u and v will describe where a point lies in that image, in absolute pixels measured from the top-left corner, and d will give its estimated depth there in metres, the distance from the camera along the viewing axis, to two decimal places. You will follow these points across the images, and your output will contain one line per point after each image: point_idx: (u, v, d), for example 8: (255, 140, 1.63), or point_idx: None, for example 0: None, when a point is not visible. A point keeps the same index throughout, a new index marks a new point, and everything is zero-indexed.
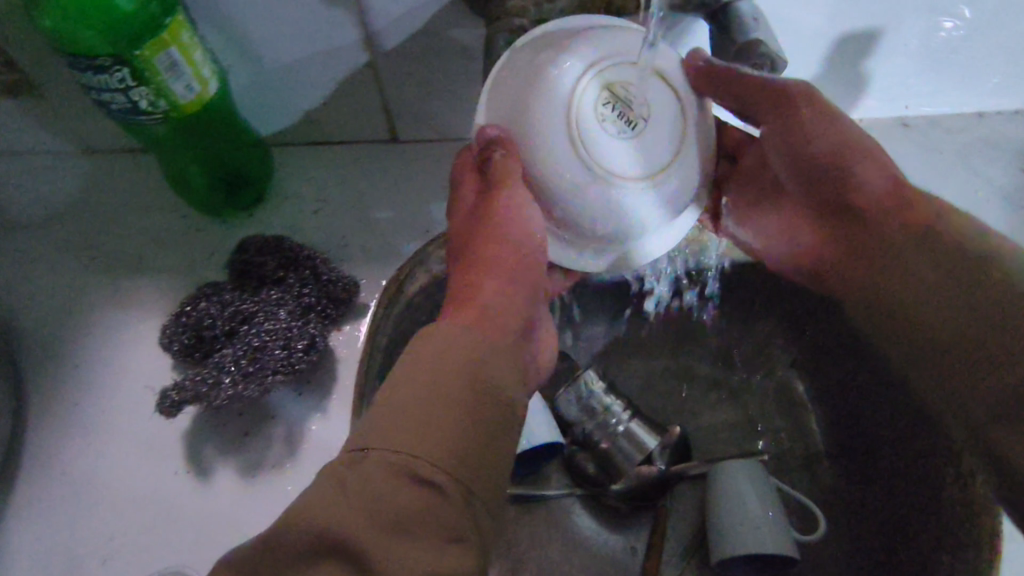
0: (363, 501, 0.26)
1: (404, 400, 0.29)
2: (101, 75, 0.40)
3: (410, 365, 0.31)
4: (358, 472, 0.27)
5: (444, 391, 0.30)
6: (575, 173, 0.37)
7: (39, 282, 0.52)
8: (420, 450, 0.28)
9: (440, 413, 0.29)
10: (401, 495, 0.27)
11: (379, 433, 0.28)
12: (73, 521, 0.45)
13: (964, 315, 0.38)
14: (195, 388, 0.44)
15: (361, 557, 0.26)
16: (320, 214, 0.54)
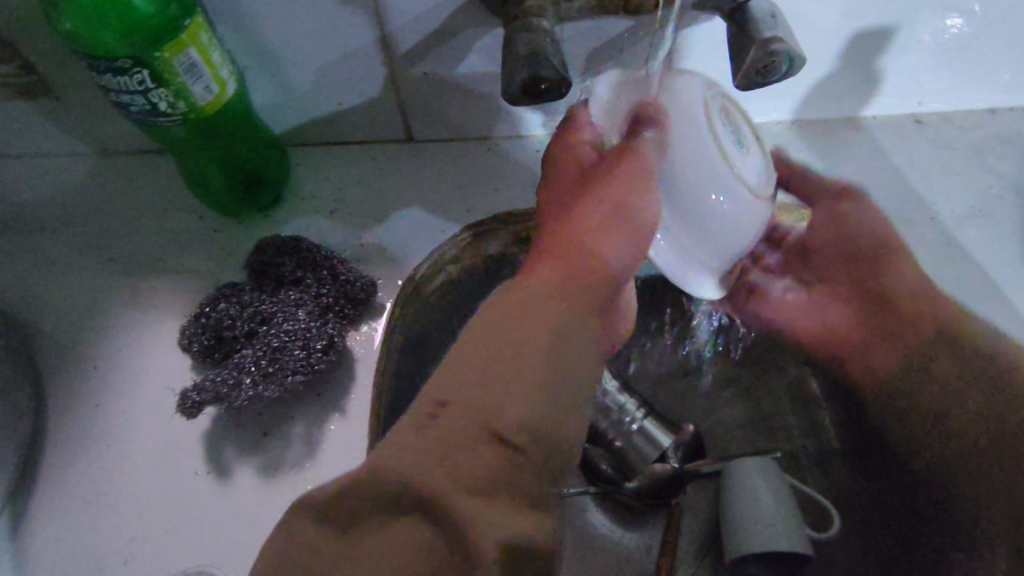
0: (451, 463, 0.27)
1: (481, 360, 0.30)
2: (121, 77, 0.40)
3: (490, 321, 0.31)
4: (442, 428, 0.28)
5: (515, 349, 0.30)
6: (717, 166, 0.40)
7: (57, 284, 0.53)
8: (503, 410, 0.28)
9: (515, 368, 0.29)
10: (478, 456, 0.28)
11: (463, 388, 0.29)
12: (95, 521, 0.45)
13: (957, 384, 0.54)
14: (216, 389, 0.44)
15: (440, 517, 0.27)
16: (335, 215, 0.54)
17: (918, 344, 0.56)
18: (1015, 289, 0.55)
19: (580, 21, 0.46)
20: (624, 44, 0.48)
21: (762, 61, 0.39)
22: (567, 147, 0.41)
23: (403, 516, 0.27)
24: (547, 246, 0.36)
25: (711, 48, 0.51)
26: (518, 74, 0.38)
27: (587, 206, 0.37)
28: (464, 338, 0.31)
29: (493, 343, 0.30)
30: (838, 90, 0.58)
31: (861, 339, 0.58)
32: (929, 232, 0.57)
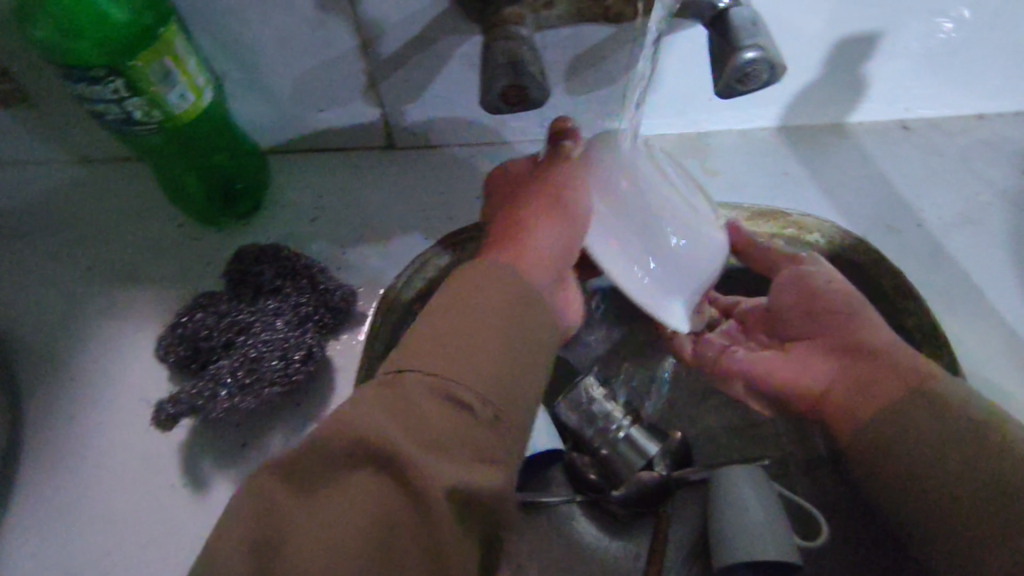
0: (408, 417, 0.28)
1: (451, 331, 0.31)
2: (94, 86, 0.40)
3: (456, 297, 0.33)
4: (401, 390, 0.29)
5: (479, 321, 0.32)
6: (676, 210, 0.44)
7: (34, 294, 0.52)
8: (459, 374, 0.30)
9: (478, 336, 0.31)
10: (436, 411, 0.28)
11: (423, 355, 0.30)
12: (70, 535, 0.45)
13: (967, 470, 0.38)
14: (192, 401, 0.44)
15: (394, 467, 0.26)
16: (317, 222, 0.54)
17: (915, 405, 0.42)
18: (1003, 295, 0.54)
19: (562, 29, 0.45)
20: (607, 51, 0.48)
21: (743, 67, 0.38)
22: (507, 169, 0.49)
23: (361, 468, 0.27)
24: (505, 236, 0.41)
25: (694, 54, 0.50)
26: (495, 83, 0.37)
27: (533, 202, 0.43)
28: (427, 320, 0.32)
29: (457, 317, 0.32)
30: (822, 96, 0.58)
31: (847, 396, 0.46)
32: (916, 237, 0.57)
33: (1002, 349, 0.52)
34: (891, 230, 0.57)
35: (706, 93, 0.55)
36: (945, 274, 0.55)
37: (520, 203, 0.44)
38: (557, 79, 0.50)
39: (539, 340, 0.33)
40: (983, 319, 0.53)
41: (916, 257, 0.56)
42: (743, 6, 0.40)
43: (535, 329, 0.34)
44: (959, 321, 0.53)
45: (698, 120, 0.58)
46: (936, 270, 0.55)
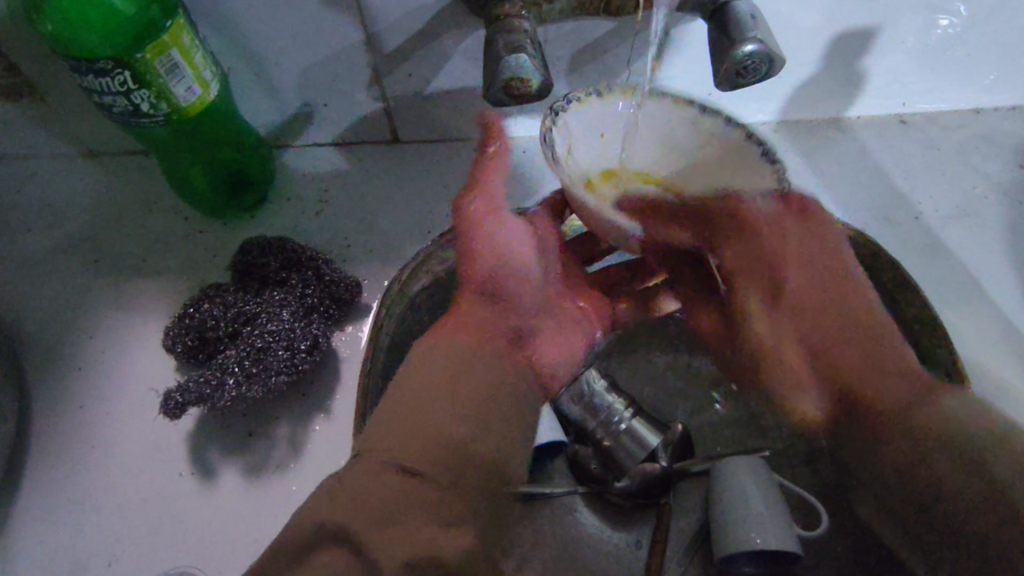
0: (362, 494, 0.31)
1: (404, 407, 0.35)
2: (103, 78, 0.40)
3: (407, 381, 0.37)
4: (354, 475, 0.32)
5: (427, 396, 0.36)
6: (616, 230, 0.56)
7: (42, 285, 0.52)
8: (407, 448, 0.33)
9: (424, 401, 0.35)
10: (386, 490, 0.31)
11: (375, 438, 0.34)
12: (79, 522, 0.45)
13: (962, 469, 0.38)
14: (199, 390, 0.44)
15: (353, 546, 0.30)
16: (321, 216, 0.54)
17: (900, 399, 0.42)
18: (999, 287, 0.55)
19: (563, 23, 0.46)
20: (608, 45, 0.49)
21: (743, 61, 0.39)
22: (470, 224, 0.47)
23: (322, 554, 0.30)
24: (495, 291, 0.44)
25: (696, 48, 0.50)
26: (498, 76, 0.38)
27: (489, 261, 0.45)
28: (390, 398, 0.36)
29: (407, 393, 0.36)
30: (822, 90, 0.58)
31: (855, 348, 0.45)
32: (914, 231, 0.57)
33: (999, 341, 0.53)
34: (889, 222, 0.58)
35: (706, 87, 0.55)
36: (942, 267, 0.56)
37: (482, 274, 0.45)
38: (560, 73, 0.51)
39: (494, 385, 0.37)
40: (978, 311, 0.54)
41: (914, 249, 0.57)
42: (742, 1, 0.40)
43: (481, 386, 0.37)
44: (955, 313, 0.54)
45: None
46: (933, 262, 0.56)
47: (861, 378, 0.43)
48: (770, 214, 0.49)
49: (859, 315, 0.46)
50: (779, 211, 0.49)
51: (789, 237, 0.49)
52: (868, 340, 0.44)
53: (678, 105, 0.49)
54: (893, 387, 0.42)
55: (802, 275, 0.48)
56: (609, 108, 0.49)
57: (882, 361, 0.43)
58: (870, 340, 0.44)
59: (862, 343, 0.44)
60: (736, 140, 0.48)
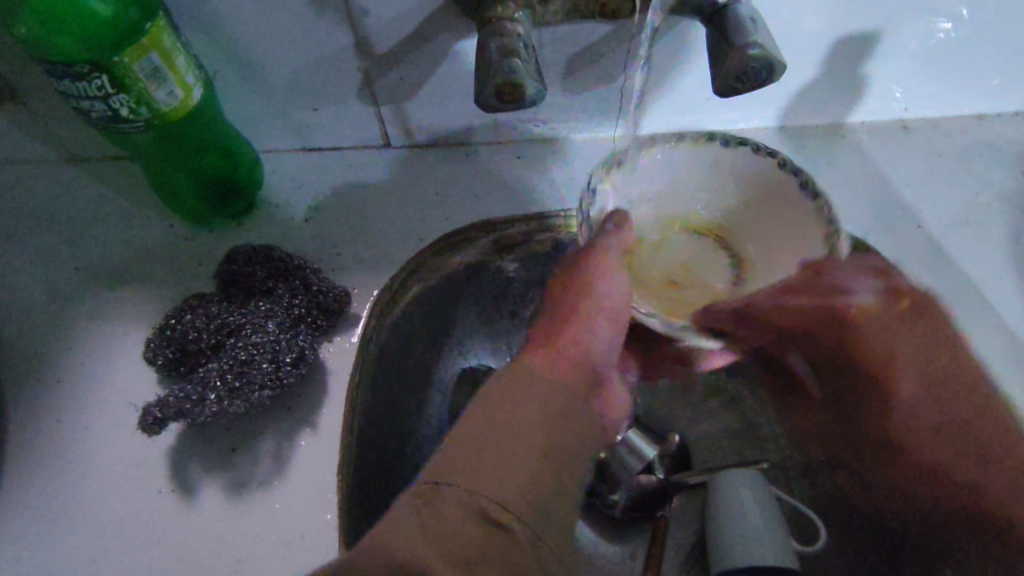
0: (437, 533, 0.26)
1: (497, 435, 0.29)
2: (80, 82, 0.39)
3: (498, 406, 0.30)
4: (434, 507, 0.27)
5: (523, 431, 0.29)
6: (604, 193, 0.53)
7: (20, 293, 0.51)
8: (491, 488, 0.27)
9: (519, 443, 0.29)
10: (469, 535, 0.26)
11: (458, 471, 0.28)
12: (54, 541, 0.44)
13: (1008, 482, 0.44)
14: (179, 404, 0.43)
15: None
16: (309, 223, 0.53)
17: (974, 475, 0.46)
18: (1002, 298, 0.54)
19: (558, 27, 0.45)
20: (604, 49, 0.47)
21: (739, 65, 0.38)
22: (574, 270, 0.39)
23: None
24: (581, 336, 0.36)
25: (692, 52, 0.49)
26: (490, 81, 0.37)
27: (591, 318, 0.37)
28: (474, 422, 0.30)
29: (503, 416, 0.30)
30: (824, 95, 0.57)
31: (919, 407, 0.48)
32: (917, 241, 0.56)
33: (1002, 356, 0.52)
34: (891, 232, 0.56)
35: (702, 93, 0.54)
36: (945, 278, 0.54)
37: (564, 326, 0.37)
38: (555, 77, 0.49)
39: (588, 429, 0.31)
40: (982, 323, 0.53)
41: (917, 259, 0.55)
42: (743, 4, 0.39)
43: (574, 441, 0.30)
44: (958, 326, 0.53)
45: (694, 121, 0.57)
46: (937, 273, 0.55)
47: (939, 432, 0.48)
48: (884, 317, 0.49)
49: (970, 437, 0.47)
50: (887, 311, 0.49)
51: (898, 337, 0.49)
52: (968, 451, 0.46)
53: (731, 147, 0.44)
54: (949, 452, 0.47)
55: (919, 382, 0.49)
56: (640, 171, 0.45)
57: (956, 463, 0.46)
58: (959, 458, 0.46)
59: (953, 441, 0.47)
60: (750, 169, 0.44)
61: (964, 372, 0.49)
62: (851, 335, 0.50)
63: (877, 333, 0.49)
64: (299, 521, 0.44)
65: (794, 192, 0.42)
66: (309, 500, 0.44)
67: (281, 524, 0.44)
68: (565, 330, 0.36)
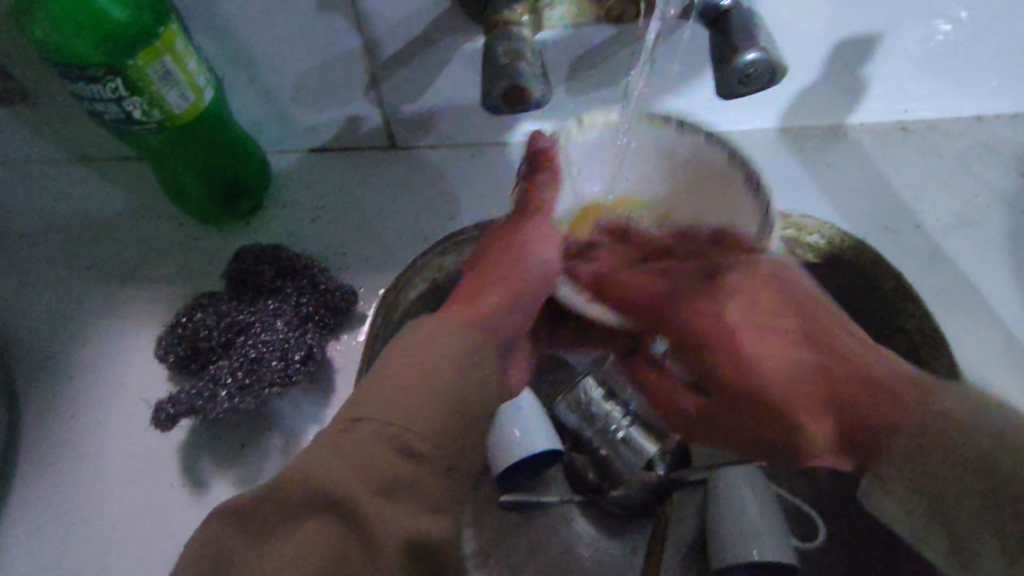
0: (362, 462, 0.29)
1: (416, 373, 0.31)
2: (94, 85, 0.40)
3: (418, 343, 0.33)
4: (356, 437, 0.29)
5: (436, 373, 0.31)
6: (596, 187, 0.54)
7: (32, 292, 0.52)
8: (407, 420, 0.30)
9: (437, 387, 0.31)
10: (387, 464, 0.29)
11: (379, 404, 0.30)
12: (69, 535, 0.45)
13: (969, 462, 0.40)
14: (191, 401, 0.44)
15: (343, 514, 0.28)
16: (317, 222, 0.54)
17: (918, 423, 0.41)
18: (998, 296, 0.55)
19: (563, 30, 0.46)
20: (608, 51, 0.48)
21: (743, 69, 0.38)
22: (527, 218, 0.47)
23: (316, 517, 0.28)
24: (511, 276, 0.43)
25: (694, 54, 0.49)
26: (497, 84, 0.38)
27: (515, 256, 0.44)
28: (394, 360, 0.32)
29: (420, 355, 0.32)
30: (824, 97, 0.58)
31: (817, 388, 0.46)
32: (915, 240, 0.57)
33: (999, 353, 0.52)
34: (890, 231, 0.57)
35: (704, 94, 0.55)
36: (943, 277, 0.55)
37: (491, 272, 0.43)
38: (559, 79, 0.50)
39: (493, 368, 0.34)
40: (978, 321, 0.54)
41: (916, 258, 0.56)
42: (749, 10, 0.40)
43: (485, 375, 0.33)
44: (956, 324, 0.53)
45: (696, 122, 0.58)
46: (934, 272, 0.56)
47: (822, 411, 0.46)
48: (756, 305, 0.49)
49: (828, 381, 0.46)
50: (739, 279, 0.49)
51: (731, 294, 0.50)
52: (824, 394, 0.46)
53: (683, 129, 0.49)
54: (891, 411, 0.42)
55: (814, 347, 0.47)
56: (601, 139, 0.51)
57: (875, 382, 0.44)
58: (879, 393, 0.43)
59: (832, 404, 0.45)
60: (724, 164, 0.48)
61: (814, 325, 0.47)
62: (722, 321, 0.50)
63: (727, 334, 0.50)
64: None
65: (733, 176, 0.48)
66: None
67: None
68: (495, 266, 0.43)
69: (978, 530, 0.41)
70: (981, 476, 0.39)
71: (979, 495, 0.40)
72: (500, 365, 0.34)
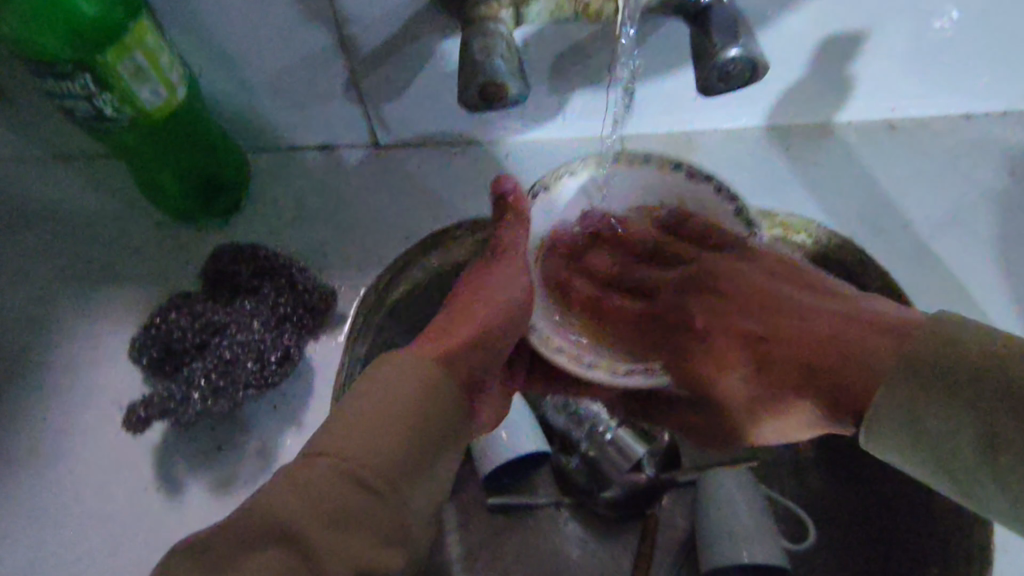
0: (315, 494, 0.28)
1: (377, 407, 0.31)
2: (63, 81, 0.39)
3: (382, 374, 0.33)
4: (311, 472, 0.29)
5: (399, 403, 0.31)
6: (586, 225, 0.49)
7: (8, 292, 0.51)
8: (364, 456, 0.29)
9: (399, 423, 0.31)
10: (341, 497, 0.28)
11: (338, 440, 0.30)
12: (42, 540, 0.44)
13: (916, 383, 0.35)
14: (164, 404, 0.43)
15: (299, 548, 0.27)
16: (298, 222, 0.53)
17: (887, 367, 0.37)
18: (987, 296, 0.54)
19: (544, 27, 0.45)
20: (590, 49, 0.47)
21: (724, 65, 0.38)
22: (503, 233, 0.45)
23: (268, 547, 0.27)
24: (478, 307, 0.41)
25: (677, 51, 0.49)
26: (472, 82, 0.37)
27: (491, 279, 0.43)
28: (358, 393, 0.32)
29: (383, 390, 0.32)
30: (811, 94, 0.57)
31: (781, 348, 0.43)
32: (903, 240, 0.56)
33: None
34: (878, 231, 0.56)
35: (690, 92, 0.54)
36: (930, 277, 0.55)
37: (464, 306, 0.42)
38: (541, 76, 0.50)
39: (457, 401, 0.34)
40: (968, 322, 0.53)
41: (903, 258, 0.55)
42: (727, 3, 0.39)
43: (445, 411, 0.33)
44: None
45: (681, 120, 0.57)
46: (922, 271, 0.55)
47: (770, 355, 0.44)
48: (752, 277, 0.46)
49: (811, 350, 0.42)
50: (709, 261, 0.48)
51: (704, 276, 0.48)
52: (777, 345, 0.44)
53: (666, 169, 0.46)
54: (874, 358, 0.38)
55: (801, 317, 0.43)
56: (588, 185, 0.47)
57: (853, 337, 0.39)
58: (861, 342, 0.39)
59: (778, 349, 0.43)
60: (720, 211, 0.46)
61: (788, 278, 0.45)
62: (699, 320, 0.48)
63: (682, 306, 0.49)
64: None
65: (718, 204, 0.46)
66: None
67: None
68: (472, 296, 0.42)
69: (924, 458, 0.36)
70: (906, 368, 0.35)
71: (974, 440, 0.34)
72: (458, 407, 0.34)
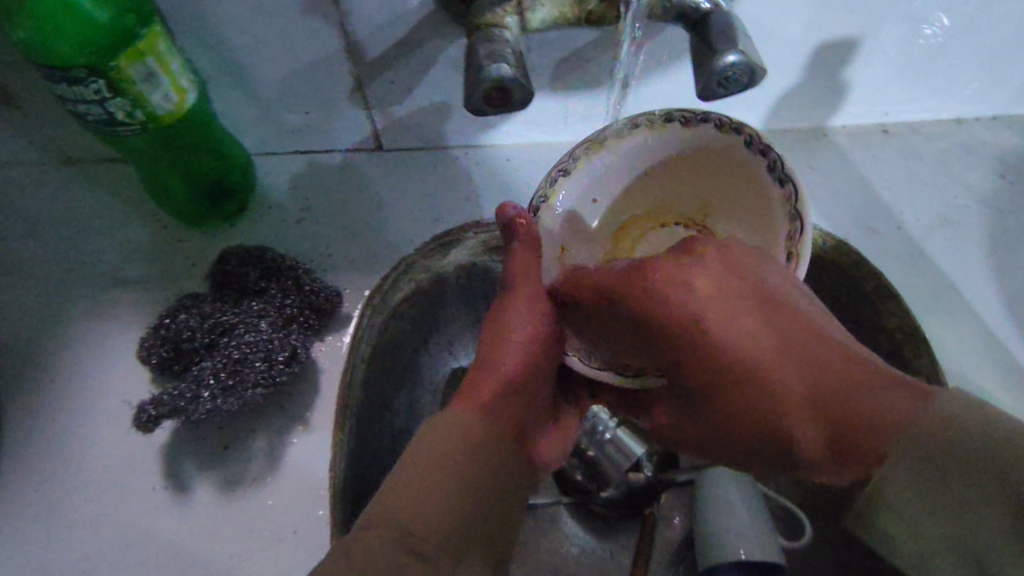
0: (375, 550, 0.29)
1: (425, 473, 0.33)
2: (76, 87, 0.40)
3: (430, 441, 0.35)
4: (367, 535, 0.29)
5: (448, 464, 0.34)
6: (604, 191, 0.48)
7: (15, 294, 0.52)
8: (417, 520, 0.31)
9: (448, 487, 0.33)
10: (396, 554, 0.29)
11: (403, 508, 0.31)
12: (51, 539, 0.45)
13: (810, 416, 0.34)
14: (173, 403, 0.44)
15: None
16: (302, 225, 0.54)
17: (898, 414, 0.31)
18: (978, 296, 0.56)
19: (546, 32, 0.46)
20: (591, 54, 0.48)
21: (724, 71, 0.39)
22: (517, 256, 0.43)
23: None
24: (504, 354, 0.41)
25: (673, 56, 0.50)
26: (477, 87, 0.38)
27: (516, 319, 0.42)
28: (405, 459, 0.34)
29: (434, 454, 0.34)
30: (805, 100, 0.58)
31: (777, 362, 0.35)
32: (897, 241, 0.57)
33: (978, 354, 0.53)
34: (872, 232, 0.58)
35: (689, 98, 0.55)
36: (923, 278, 0.56)
37: (483, 350, 0.42)
38: (543, 80, 0.51)
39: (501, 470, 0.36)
40: (961, 325, 0.54)
41: (897, 261, 0.57)
42: (724, 12, 0.40)
43: (491, 480, 0.35)
44: (936, 324, 0.54)
45: None
46: (915, 272, 0.56)
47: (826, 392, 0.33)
48: (714, 262, 0.39)
49: (814, 380, 0.34)
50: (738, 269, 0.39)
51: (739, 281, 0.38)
52: (804, 363, 0.34)
53: (658, 127, 0.45)
54: (882, 395, 0.32)
55: (753, 312, 0.37)
56: (596, 169, 0.47)
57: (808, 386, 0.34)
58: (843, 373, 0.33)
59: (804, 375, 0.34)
60: (757, 166, 0.44)
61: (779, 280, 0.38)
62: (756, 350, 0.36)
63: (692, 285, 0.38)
64: (294, 518, 0.45)
65: (755, 163, 0.44)
66: (302, 497, 0.45)
67: (276, 519, 0.45)
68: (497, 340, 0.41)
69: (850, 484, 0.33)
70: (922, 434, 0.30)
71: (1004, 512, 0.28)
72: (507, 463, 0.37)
